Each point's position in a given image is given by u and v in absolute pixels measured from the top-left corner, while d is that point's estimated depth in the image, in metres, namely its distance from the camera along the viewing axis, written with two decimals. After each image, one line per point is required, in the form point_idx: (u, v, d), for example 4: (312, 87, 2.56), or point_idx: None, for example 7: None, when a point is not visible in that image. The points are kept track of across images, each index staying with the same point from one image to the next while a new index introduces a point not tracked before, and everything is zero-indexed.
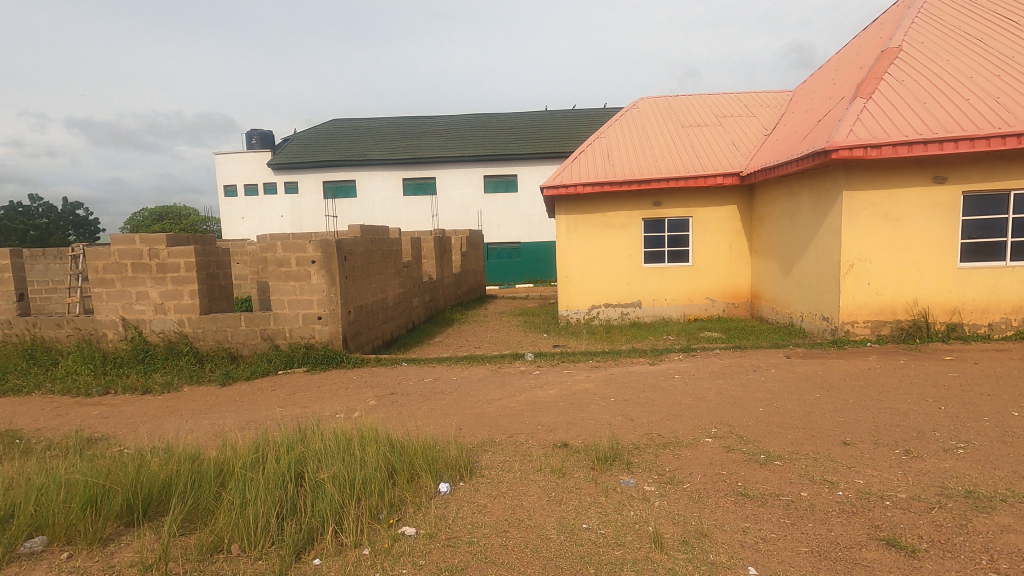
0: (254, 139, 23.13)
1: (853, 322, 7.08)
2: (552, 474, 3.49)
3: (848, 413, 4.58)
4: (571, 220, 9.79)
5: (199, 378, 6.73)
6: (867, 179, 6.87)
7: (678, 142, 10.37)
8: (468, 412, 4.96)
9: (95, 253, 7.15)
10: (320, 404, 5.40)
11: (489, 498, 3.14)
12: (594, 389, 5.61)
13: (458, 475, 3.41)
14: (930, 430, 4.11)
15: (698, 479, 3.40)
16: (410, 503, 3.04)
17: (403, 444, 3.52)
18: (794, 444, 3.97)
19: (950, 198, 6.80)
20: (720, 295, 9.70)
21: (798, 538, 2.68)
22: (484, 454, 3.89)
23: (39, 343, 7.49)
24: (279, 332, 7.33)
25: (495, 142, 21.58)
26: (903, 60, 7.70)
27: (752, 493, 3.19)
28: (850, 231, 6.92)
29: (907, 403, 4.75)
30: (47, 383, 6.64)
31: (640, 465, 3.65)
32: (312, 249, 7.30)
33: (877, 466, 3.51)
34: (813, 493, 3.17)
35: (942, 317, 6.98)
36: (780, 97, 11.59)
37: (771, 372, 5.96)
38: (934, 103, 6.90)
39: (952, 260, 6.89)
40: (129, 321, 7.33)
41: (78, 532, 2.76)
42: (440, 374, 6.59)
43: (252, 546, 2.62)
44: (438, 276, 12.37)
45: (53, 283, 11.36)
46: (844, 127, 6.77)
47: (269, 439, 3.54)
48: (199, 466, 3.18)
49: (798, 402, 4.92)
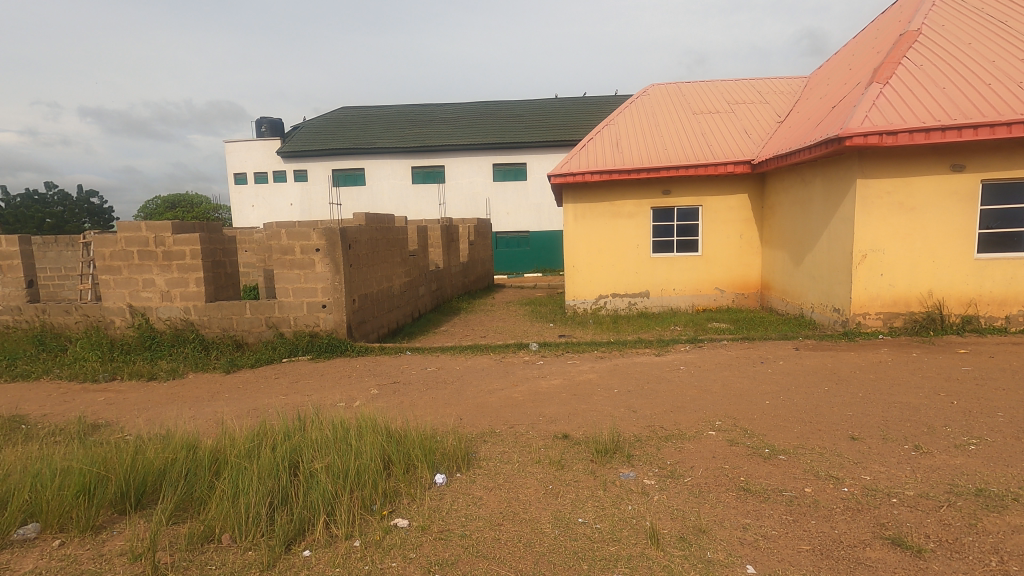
0: (264, 126, 23.08)
1: (865, 314, 6.93)
2: (550, 466, 3.43)
3: (858, 407, 4.48)
4: (578, 209, 9.67)
5: (204, 366, 6.76)
6: (882, 167, 6.68)
7: (689, 130, 10.17)
8: (470, 402, 4.93)
9: (101, 240, 7.18)
10: (322, 392, 5.39)
11: (486, 489, 3.10)
12: (597, 380, 5.55)
13: (455, 467, 3.37)
14: (941, 425, 3.99)
15: (699, 473, 3.34)
16: (404, 494, 3.01)
17: (401, 434, 3.49)
18: (800, 438, 3.88)
19: (968, 187, 6.61)
20: (729, 285, 9.56)
21: (799, 536, 2.60)
22: (483, 445, 3.85)
23: (48, 330, 7.56)
24: (284, 321, 7.33)
25: (504, 130, 21.39)
26: (922, 44, 7.47)
27: (754, 488, 3.12)
28: (862, 220, 6.75)
29: (919, 397, 4.63)
30: (56, 369, 6.70)
31: (641, 458, 3.59)
32: (316, 236, 7.26)
33: (885, 462, 3.42)
34: (817, 489, 3.09)
35: (958, 309, 6.81)
36: (794, 83, 11.34)
37: (778, 364, 5.86)
38: (954, 88, 6.70)
39: (970, 250, 6.71)
40: (135, 308, 7.36)
41: (71, 520, 2.74)
42: (444, 364, 6.56)
43: (243, 536, 2.59)
44: (446, 265, 12.34)
45: (65, 270, 11.49)
46: (859, 113, 6.58)
47: (267, 430, 3.53)
48: (195, 454, 3.16)
49: (805, 395, 4.82)
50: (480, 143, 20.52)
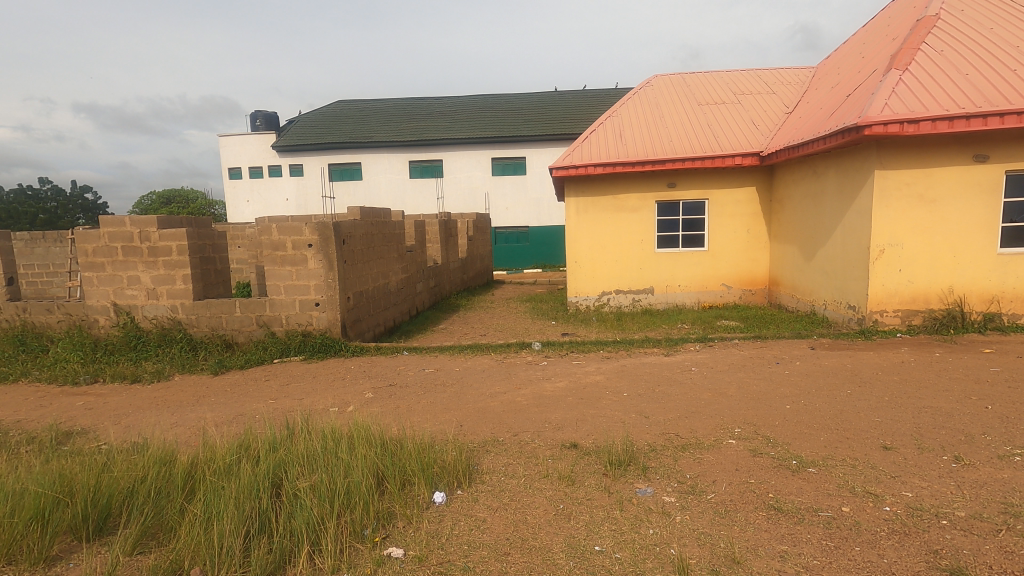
0: (259, 120, 22.69)
1: (882, 311, 6.63)
2: (560, 481, 3.13)
3: (886, 412, 4.18)
4: (580, 202, 9.36)
5: (191, 367, 6.44)
6: (902, 157, 6.37)
7: (694, 121, 9.85)
8: (470, 407, 4.63)
9: (83, 235, 6.85)
10: (314, 396, 5.09)
11: (490, 510, 2.79)
12: (605, 382, 5.26)
13: (456, 483, 3.07)
14: (980, 433, 3.70)
15: (723, 489, 3.04)
16: (399, 516, 2.70)
17: (396, 446, 3.20)
18: (828, 447, 3.59)
19: (990, 178, 6.32)
20: (736, 282, 9.27)
21: (845, 567, 2.32)
22: (485, 456, 3.55)
23: (29, 330, 7.23)
24: (275, 319, 7.02)
25: (503, 123, 21.02)
26: (941, 29, 7.15)
27: (786, 506, 2.83)
28: (880, 214, 6.44)
29: (950, 401, 4.34)
30: (35, 370, 6.38)
31: (658, 471, 3.29)
32: (309, 231, 6.93)
33: (926, 476, 3.13)
34: (855, 508, 2.79)
35: (979, 306, 6.53)
36: (802, 73, 11.01)
37: (794, 365, 5.56)
38: (977, 75, 6.39)
39: (992, 245, 6.43)
40: (120, 306, 7.04)
41: (20, 551, 2.43)
42: (442, 365, 6.23)
43: (214, 571, 2.27)
44: (444, 261, 12.02)
45: (54, 266, 11.17)
46: (878, 100, 6.26)
47: (251, 441, 3.25)
48: (167, 471, 2.88)
49: (827, 399, 4.53)
50: (479, 136, 20.16)
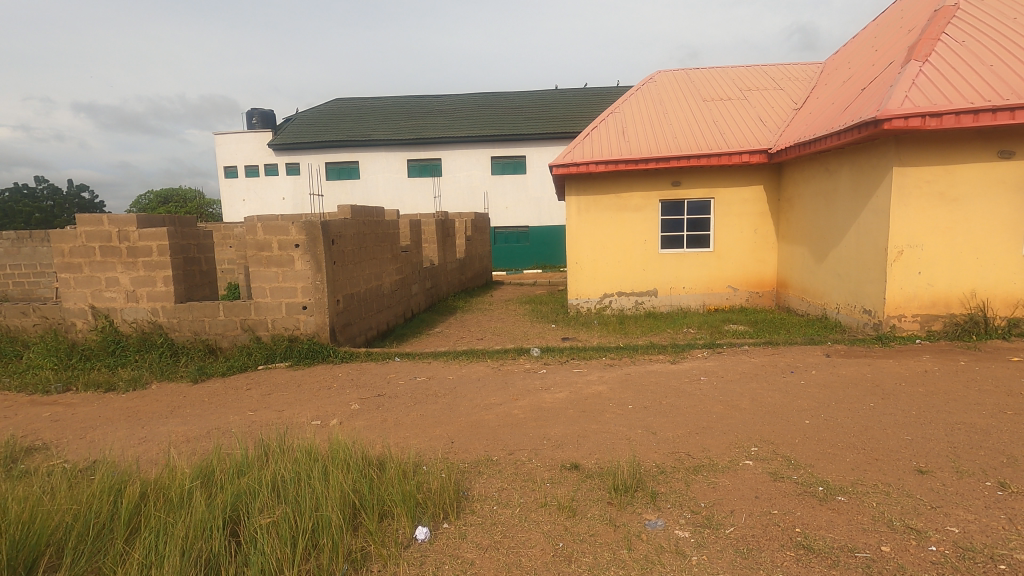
0: (257, 117, 22.41)
1: (900, 316, 6.27)
2: (560, 512, 2.77)
3: (915, 429, 3.82)
4: (581, 201, 9.01)
5: (170, 374, 6.09)
6: (921, 154, 6.02)
7: (699, 117, 9.50)
8: (463, 421, 4.28)
9: (59, 234, 6.50)
10: (296, 408, 4.74)
11: (480, 550, 2.46)
12: (608, 393, 4.90)
13: (442, 514, 2.71)
14: (1023, 455, 3.35)
15: (743, 522, 2.69)
16: (374, 558, 2.38)
17: (376, 471, 2.86)
18: (856, 471, 3.25)
19: (1013, 175, 5.98)
20: (743, 284, 8.92)
21: None
22: (476, 479, 3.21)
23: (4, 334, 6.88)
24: (261, 323, 6.68)
25: (503, 121, 20.70)
26: (961, 19, 6.80)
27: (817, 545, 2.48)
28: (897, 214, 6.08)
29: (984, 417, 3.99)
30: (6, 377, 6.04)
31: (669, 499, 2.94)
32: (295, 231, 6.59)
33: (971, 508, 2.77)
34: (896, 548, 2.45)
35: (1002, 310, 6.19)
36: (810, 68, 10.67)
37: (810, 375, 5.20)
38: (1001, 65, 6.04)
39: (1016, 246, 6.09)
40: (98, 310, 6.70)
41: None
42: (435, 373, 5.88)
43: None
44: (441, 261, 11.68)
45: (41, 266, 10.82)
46: (898, 93, 5.90)
47: (214, 464, 2.90)
48: (113, 505, 2.53)
49: (849, 414, 4.17)
50: (478, 135, 19.83)
